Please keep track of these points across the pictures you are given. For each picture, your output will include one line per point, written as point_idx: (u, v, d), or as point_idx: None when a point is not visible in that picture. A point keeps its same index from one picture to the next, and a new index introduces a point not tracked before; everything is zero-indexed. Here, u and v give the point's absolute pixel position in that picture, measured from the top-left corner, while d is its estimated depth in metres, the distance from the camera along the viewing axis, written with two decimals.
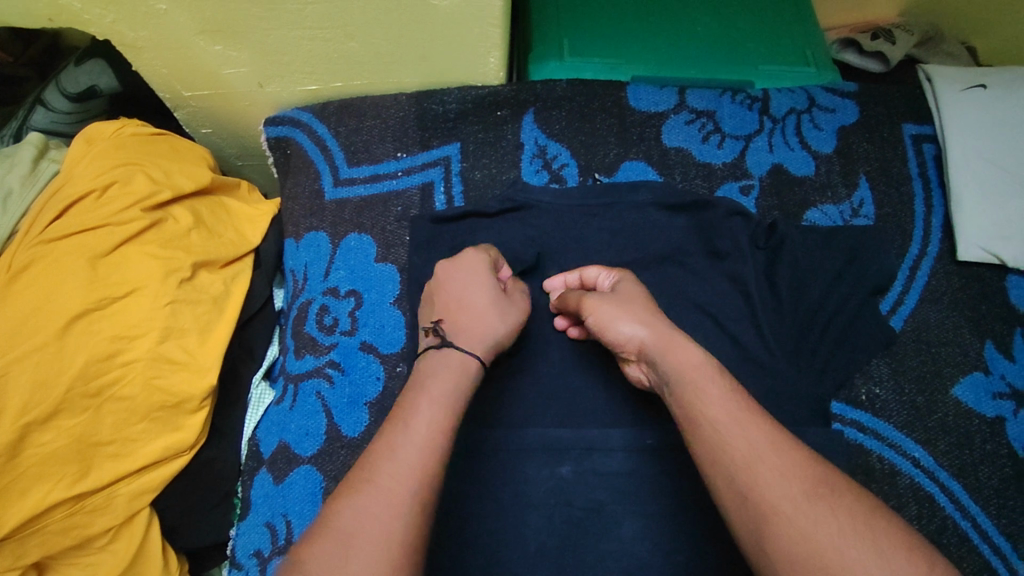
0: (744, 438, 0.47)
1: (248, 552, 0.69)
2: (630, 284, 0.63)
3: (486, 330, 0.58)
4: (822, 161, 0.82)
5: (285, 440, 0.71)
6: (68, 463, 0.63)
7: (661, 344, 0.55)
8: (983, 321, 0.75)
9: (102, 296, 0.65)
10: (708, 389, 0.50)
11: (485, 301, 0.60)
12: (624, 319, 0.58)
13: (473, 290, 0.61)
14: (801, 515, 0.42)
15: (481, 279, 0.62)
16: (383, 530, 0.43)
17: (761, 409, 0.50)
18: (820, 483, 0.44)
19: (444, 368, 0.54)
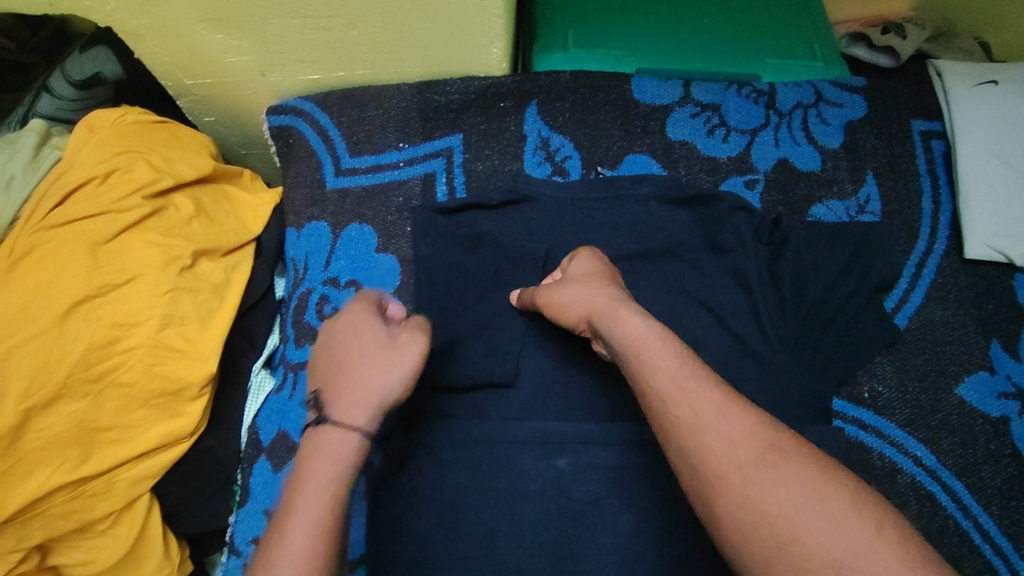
0: (691, 405, 0.46)
1: (246, 538, 0.70)
2: (585, 263, 0.65)
3: (364, 387, 0.50)
4: (828, 156, 0.80)
5: (285, 428, 0.72)
6: (69, 447, 0.63)
7: (606, 317, 0.56)
8: (989, 320, 0.74)
9: (103, 283, 0.65)
10: (652, 355, 0.50)
11: (361, 352, 0.52)
12: (576, 299, 0.60)
13: (349, 342, 0.53)
14: (753, 485, 0.42)
15: (355, 326, 0.54)
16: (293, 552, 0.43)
17: (712, 373, 0.49)
18: (772, 448, 0.44)
19: (321, 448, 0.48)
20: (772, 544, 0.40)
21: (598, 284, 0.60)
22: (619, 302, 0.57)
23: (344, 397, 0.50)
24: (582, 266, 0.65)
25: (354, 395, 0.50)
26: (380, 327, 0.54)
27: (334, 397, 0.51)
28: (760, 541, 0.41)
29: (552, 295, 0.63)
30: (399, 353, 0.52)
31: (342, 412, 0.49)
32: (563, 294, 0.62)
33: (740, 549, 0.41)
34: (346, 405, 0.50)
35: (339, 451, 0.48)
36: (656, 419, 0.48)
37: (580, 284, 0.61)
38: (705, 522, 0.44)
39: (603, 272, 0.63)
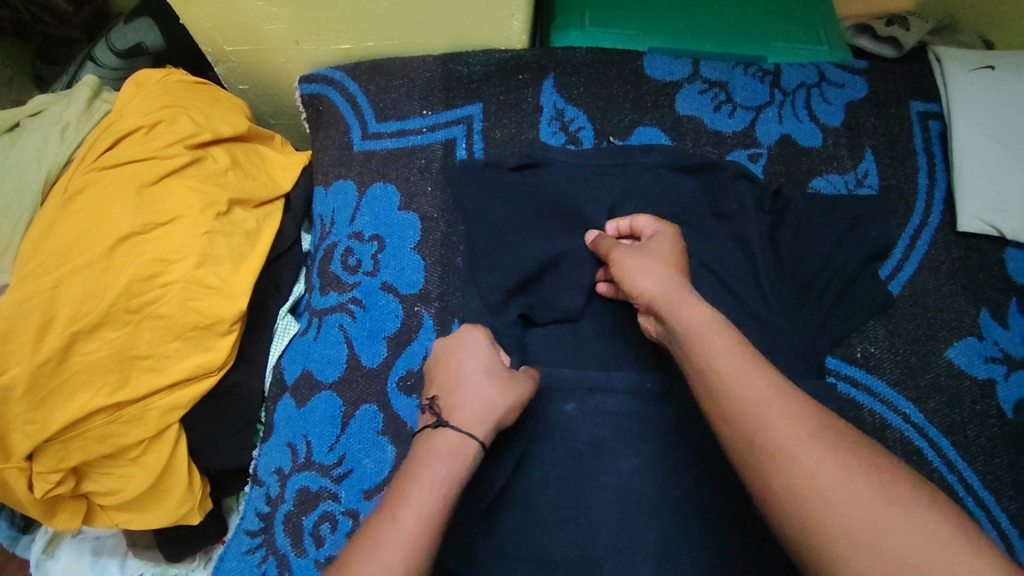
0: (749, 385, 0.49)
1: (269, 469, 0.75)
2: (664, 237, 0.67)
3: (487, 400, 0.57)
4: (829, 134, 0.84)
5: (309, 368, 0.76)
6: (109, 372, 0.69)
7: (672, 298, 0.57)
8: (980, 290, 0.78)
9: (147, 222, 0.70)
10: (712, 339, 0.52)
11: (485, 373, 0.59)
12: (645, 273, 0.61)
13: (471, 360, 0.60)
14: (805, 452, 0.44)
15: (475, 349, 0.62)
16: (409, 532, 0.47)
17: (769, 361, 0.51)
18: (824, 426, 0.46)
19: (438, 446, 0.53)
20: (829, 516, 0.42)
21: (671, 268, 0.62)
22: (688, 289, 0.59)
23: (462, 406, 0.56)
24: (662, 243, 0.66)
25: (473, 405, 0.56)
26: (500, 361, 0.62)
27: (453, 404, 0.56)
28: (816, 509, 0.42)
29: (623, 259, 0.65)
30: (518, 386, 0.60)
31: (466, 416, 0.55)
32: (635, 263, 0.63)
33: (791, 512, 0.44)
34: (468, 410, 0.55)
35: (457, 455, 0.53)
36: (711, 392, 0.50)
37: (652, 262, 0.62)
38: (753, 484, 0.46)
39: (676, 253, 0.65)
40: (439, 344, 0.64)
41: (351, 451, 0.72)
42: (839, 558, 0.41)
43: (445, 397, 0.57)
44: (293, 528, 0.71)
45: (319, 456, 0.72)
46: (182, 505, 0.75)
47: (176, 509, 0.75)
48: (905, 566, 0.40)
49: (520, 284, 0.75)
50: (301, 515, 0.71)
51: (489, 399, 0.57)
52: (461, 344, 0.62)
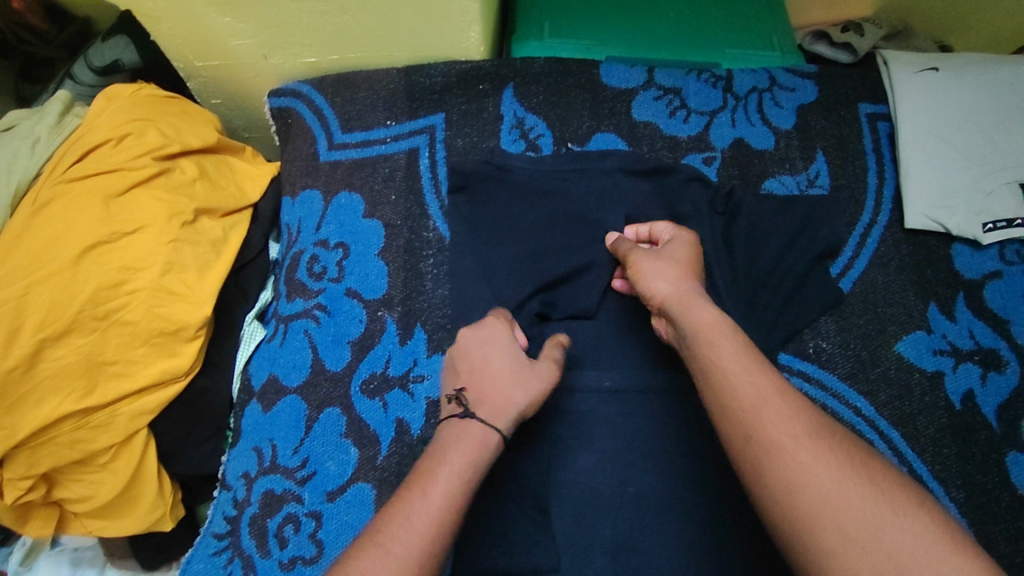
0: (751, 387, 0.52)
1: (236, 473, 0.75)
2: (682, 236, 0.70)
3: (514, 392, 0.59)
4: (781, 136, 0.87)
5: (274, 373, 0.77)
6: (76, 378, 0.70)
7: (684, 299, 0.61)
8: (928, 285, 0.80)
9: (113, 231, 0.72)
10: (718, 338, 0.56)
11: (511, 362, 0.61)
12: (660, 276, 0.64)
13: (500, 354, 0.62)
14: (799, 450, 0.48)
15: (503, 339, 0.63)
16: (435, 506, 0.51)
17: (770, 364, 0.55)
18: (818, 427, 0.50)
19: (464, 437, 0.56)
20: (821, 511, 0.45)
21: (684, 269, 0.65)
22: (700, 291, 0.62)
23: (489, 400, 0.58)
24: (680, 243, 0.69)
25: (499, 401, 0.58)
26: (528, 355, 0.64)
27: (480, 397, 0.58)
28: (809, 503, 0.46)
29: (639, 261, 0.67)
30: (546, 371, 0.62)
31: (492, 408, 0.57)
32: (650, 265, 0.66)
33: (784, 505, 0.47)
34: (495, 402, 0.58)
35: (483, 446, 0.55)
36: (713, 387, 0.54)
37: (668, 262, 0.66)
38: (749, 479, 0.50)
39: (694, 256, 0.67)
40: (466, 330, 0.66)
41: (315, 454, 0.73)
42: (826, 547, 0.44)
43: (473, 388, 0.60)
44: (258, 530, 0.72)
45: (284, 459, 0.73)
46: (154, 510, 0.77)
47: (148, 514, 0.77)
48: (893, 561, 0.43)
49: (479, 287, 0.77)
50: (265, 517, 0.72)
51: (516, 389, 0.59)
52: (491, 336, 0.64)
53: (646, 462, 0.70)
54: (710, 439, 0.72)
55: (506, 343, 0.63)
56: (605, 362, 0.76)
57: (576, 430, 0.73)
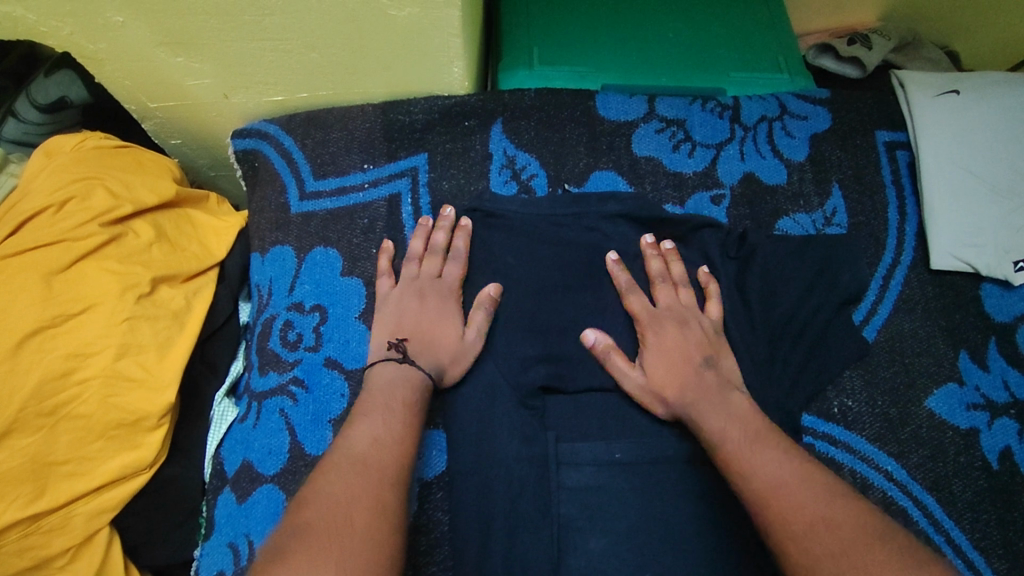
0: (766, 472, 0.54)
1: (211, 573, 0.67)
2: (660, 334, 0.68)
3: (446, 358, 0.68)
4: (794, 169, 0.81)
5: (249, 459, 0.69)
6: (22, 483, 0.62)
7: (696, 404, 0.62)
8: (957, 331, 0.74)
9: (57, 314, 0.64)
10: (728, 433, 0.59)
11: (453, 332, 0.69)
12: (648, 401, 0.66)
13: (443, 321, 0.70)
14: (814, 540, 0.48)
15: (448, 302, 0.71)
16: (400, 406, 0.61)
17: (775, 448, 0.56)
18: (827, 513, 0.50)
19: (405, 381, 0.64)
20: None
21: (673, 390, 0.64)
22: (701, 392, 0.63)
23: (425, 356, 0.67)
24: (664, 344, 0.67)
25: (432, 359, 0.67)
26: (470, 319, 0.70)
27: (418, 350, 0.67)
28: None
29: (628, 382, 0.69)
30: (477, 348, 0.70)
31: (427, 363, 0.66)
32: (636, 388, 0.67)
33: None
34: (432, 362, 0.67)
35: (411, 381, 0.64)
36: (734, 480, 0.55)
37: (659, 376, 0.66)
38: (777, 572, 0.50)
39: (669, 348, 0.67)
40: (417, 283, 0.72)
41: None
42: None
43: (414, 342, 0.68)
44: None
45: None
46: None
47: None
48: None
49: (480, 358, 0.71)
50: None
51: (451, 358, 0.68)
52: (436, 300, 0.71)
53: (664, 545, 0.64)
54: (732, 517, 0.66)
55: (448, 310, 0.71)
56: (614, 430, 0.69)
57: (586, 509, 0.66)
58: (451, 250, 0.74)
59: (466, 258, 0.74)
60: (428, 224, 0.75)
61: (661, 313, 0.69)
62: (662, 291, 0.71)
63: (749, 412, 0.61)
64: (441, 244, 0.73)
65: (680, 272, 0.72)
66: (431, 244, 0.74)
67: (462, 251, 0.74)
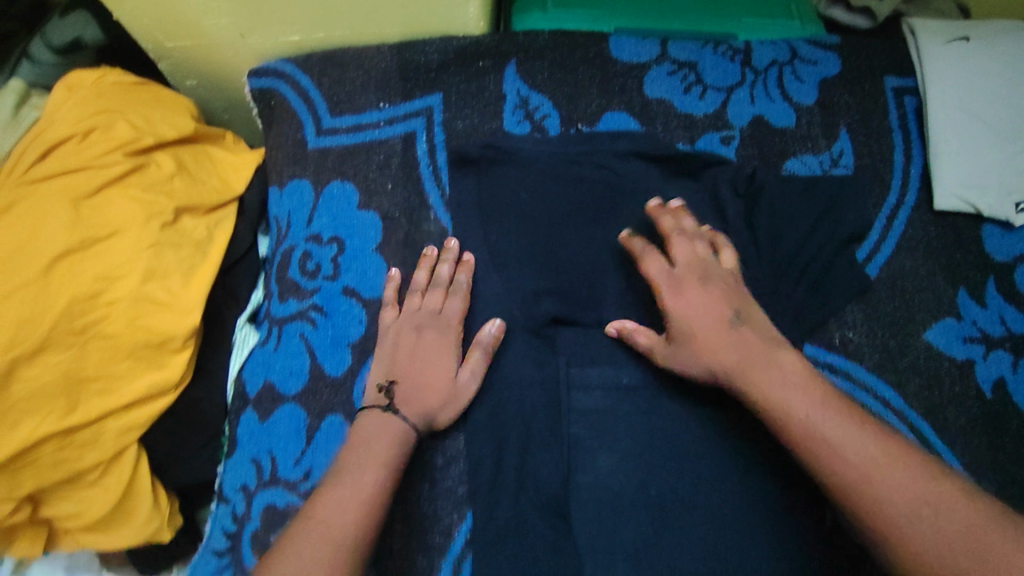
0: (830, 430, 0.56)
1: (235, 487, 0.72)
2: (682, 292, 0.66)
3: (436, 404, 0.67)
4: (803, 113, 0.82)
5: (270, 380, 0.73)
6: (55, 398, 0.64)
7: (744, 368, 0.62)
8: (958, 269, 0.76)
9: (86, 237, 0.66)
10: (789, 403, 0.59)
11: (445, 373, 0.67)
12: (692, 361, 0.64)
13: (438, 358, 0.68)
14: (893, 502, 0.53)
15: (446, 339, 0.69)
16: (397, 427, 0.64)
17: (835, 397, 0.59)
18: (888, 455, 0.55)
19: (387, 430, 0.63)
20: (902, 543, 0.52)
21: (711, 347, 0.63)
22: (741, 350, 0.62)
23: (413, 401, 0.66)
24: (688, 301, 0.65)
25: (421, 403, 0.66)
26: (469, 360, 0.69)
27: (406, 396, 0.66)
28: (892, 529, 0.52)
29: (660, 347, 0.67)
30: (469, 391, 0.68)
31: (415, 412, 0.65)
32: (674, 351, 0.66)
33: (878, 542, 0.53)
34: (421, 408, 0.66)
35: (413, 400, 0.66)
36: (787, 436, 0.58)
37: (689, 335, 0.64)
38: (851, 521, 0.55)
39: (705, 292, 0.66)
40: (415, 318, 0.70)
41: (318, 466, 0.69)
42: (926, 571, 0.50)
43: (405, 385, 0.67)
44: (261, 547, 0.68)
45: (285, 472, 0.69)
46: (151, 523, 0.73)
47: (145, 527, 0.72)
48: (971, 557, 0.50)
49: (497, 289, 0.74)
50: (267, 534, 0.68)
51: (441, 403, 0.67)
52: (428, 337, 0.69)
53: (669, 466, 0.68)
54: (733, 439, 0.70)
55: (444, 347, 0.69)
56: (623, 357, 0.72)
57: (596, 430, 0.70)
58: (454, 283, 0.72)
59: (467, 292, 0.72)
60: (432, 255, 0.73)
61: (683, 272, 0.67)
62: (684, 247, 0.68)
63: (803, 370, 0.61)
64: (444, 277, 0.71)
65: (692, 226, 0.70)
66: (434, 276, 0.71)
67: (464, 286, 0.72)
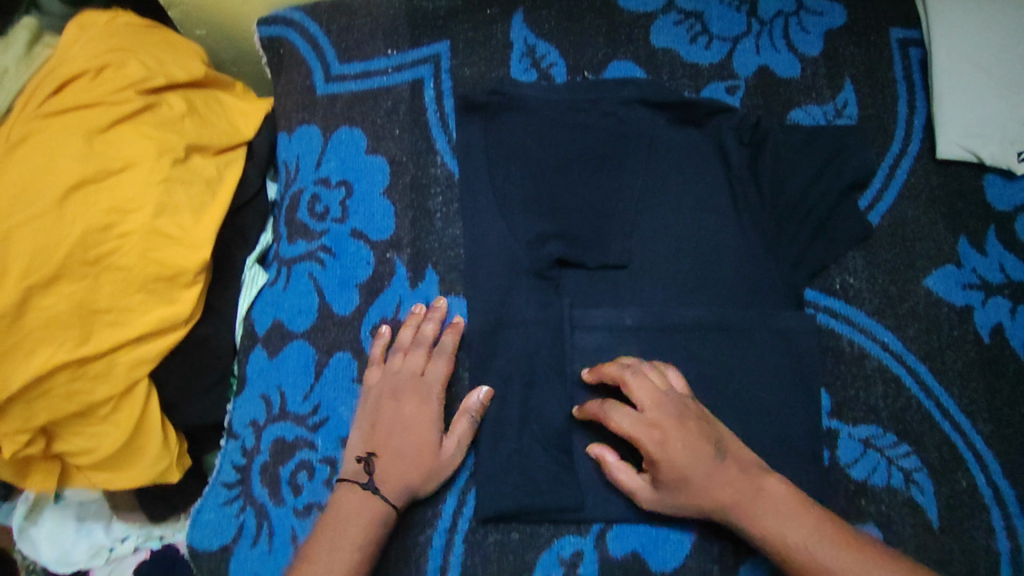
0: (792, 529, 0.60)
1: (244, 422, 0.74)
2: (663, 419, 0.63)
3: (418, 479, 0.65)
4: (808, 64, 0.82)
5: (279, 318, 0.75)
6: (70, 327, 0.66)
7: (742, 505, 0.62)
8: (959, 218, 0.77)
9: (99, 169, 0.67)
10: (772, 529, 0.60)
11: (428, 443, 0.66)
12: (665, 502, 0.64)
13: (419, 427, 0.67)
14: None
15: (427, 409, 0.67)
16: (375, 506, 0.64)
17: (811, 504, 0.62)
18: (845, 538, 0.59)
19: (366, 510, 0.63)
20: None
21: (681, 486, 0.63)
22: (734, 490, 0.62)
23: (392, 477, 0.65)
24: (675, 447, 0.62)
25: (400, 479, 0.65)
26: (454, 429, 0.68)
27: (384, 472, 0.65)
28: None
29: (624, 473, 0.66)
30: (454, 462, 0.67)
31: (395, 491, 0.65)
32: (630, 476, 0.66)
33: None
34: (400, 484, 0.65)
35: (391, 477, 0.65)
36: (753, 534, 0.61)
37: (683, 479, 0.62)
38: None
39: (682, 427, 0.63)
40: (393, 382, 0.69)
41: (326, 400, 0.72)
42: None
43: (385, 456, 0.66)
44: (270, 478, 0.71)
45: (294, 406, 0.72)
46: (159, 462, 0.73)
47: (152, 466, 0.73)
48: None
49: (503, 232, 0.74)
50: (277, 465, 0.71)
51: (422, 474, 0.66)
52: (408, 404, 0.67)
53: None
54: (733, 378, 0.71)
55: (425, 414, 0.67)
56: (626, 300, 0.73)
57: None
58: (438, 344, 0.70)
59: (453, 353, 0.70)
60: (419, 313, 0.72)
61: (650, 410, 0.64)
62: (649, 379, 0.65)
63: (789, 496, 0.62)
64: (428, 337, 0.70)
65: (649, 369, 0.67)
66: (418, 336, 0.70)
67: (449, 347, 0.70)
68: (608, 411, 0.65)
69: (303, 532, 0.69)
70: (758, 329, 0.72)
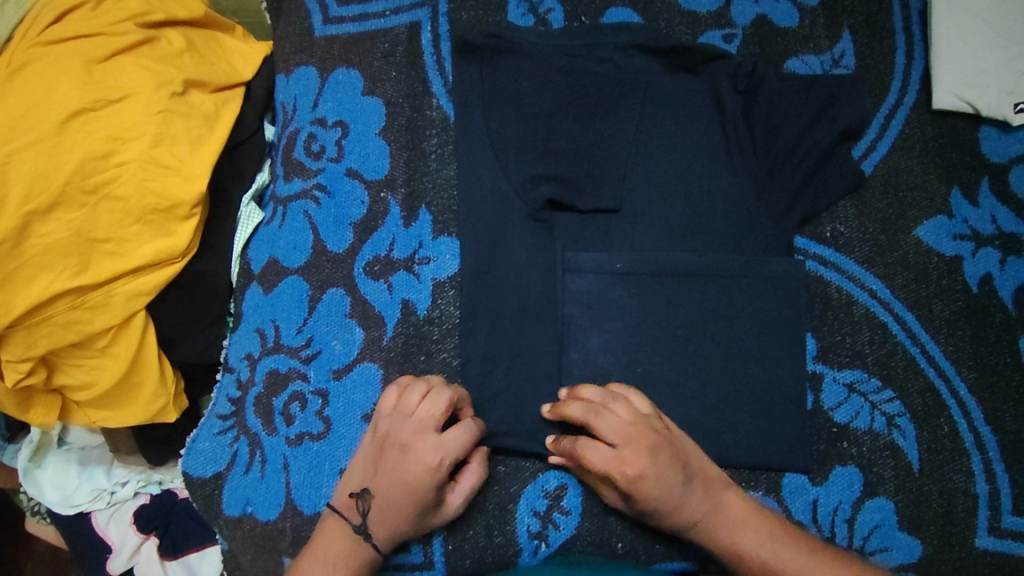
0: (752, 539, 0.62)
1: (239, 355, 0.75)
2: (636, 455, 0.62)
3: (407, 530, 0.64)
4: (806, 14, 0.82)
5: (274, 255, 0.76)
6: (69, 255, 0.68)
7: (706, 523, 0.64)
8: (952, 169, 0.77)
9: (98, 98, 0.68)
10: (736, 543, 0.63)
11: (430, 502, 0.64)
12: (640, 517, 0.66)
13: (424, 488, 0.63)
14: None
15: (437, 472, 0.63)
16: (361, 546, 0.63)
17: (768, 515, 0.64)
18: (798, 542, 0.62)
19: (354, 553, 0.63)
20: None
21: (656, 509, 0.64)
22: (699, 506, 0.64)
23: (384, 523, 0.64)
24: (648, 480, 0.62)
25: (393, 528, 0.64)
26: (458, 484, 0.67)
27: (375, 517, 0.64)
28: None
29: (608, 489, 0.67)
30: (449, 514, 0.66)
31: (384, 539, 0.64)
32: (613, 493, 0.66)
33: None
34: (389, 532, 0.64)
35: (383, 523, 0.64)
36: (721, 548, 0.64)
37: (655, 507, 0.63)
38: None
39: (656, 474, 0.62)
40: (404, 436, 0.64)
41: (319, 334, 0.73)
42: None
43: (379, 504, 0.64)
44: (264, 409, 0.73)
45: (288, 339, 0.74)
46: (156, 399, 0.75)
47: (150, 404, 0.75)
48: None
49: (496, 175, 0.74)
50: (271, 396, 0.73)
51: (415, 527, 0.65)
52: (413, 464, 0.63)
53: (654, 346, 0.72)
54: (720, 321, 0.72)
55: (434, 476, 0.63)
56: (616, 243, 0.74)
57: (588, 310, 0.72)
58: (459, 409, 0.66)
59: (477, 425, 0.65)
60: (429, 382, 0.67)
61: (626, 451, 0.62)
62: (621, 413, 0.64)
63: (746, 509, 0.64)
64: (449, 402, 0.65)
65: (630, 408, 0.65)
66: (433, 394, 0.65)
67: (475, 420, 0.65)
68: (582, 447, 0.64)
69: (294, 459, 0.71)
70: (747, 274, 0.73)
